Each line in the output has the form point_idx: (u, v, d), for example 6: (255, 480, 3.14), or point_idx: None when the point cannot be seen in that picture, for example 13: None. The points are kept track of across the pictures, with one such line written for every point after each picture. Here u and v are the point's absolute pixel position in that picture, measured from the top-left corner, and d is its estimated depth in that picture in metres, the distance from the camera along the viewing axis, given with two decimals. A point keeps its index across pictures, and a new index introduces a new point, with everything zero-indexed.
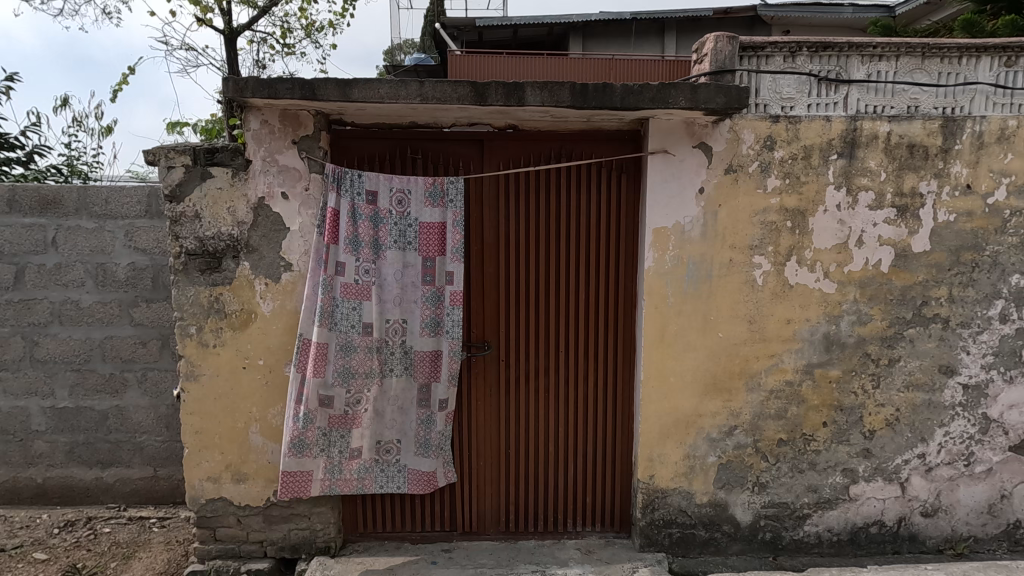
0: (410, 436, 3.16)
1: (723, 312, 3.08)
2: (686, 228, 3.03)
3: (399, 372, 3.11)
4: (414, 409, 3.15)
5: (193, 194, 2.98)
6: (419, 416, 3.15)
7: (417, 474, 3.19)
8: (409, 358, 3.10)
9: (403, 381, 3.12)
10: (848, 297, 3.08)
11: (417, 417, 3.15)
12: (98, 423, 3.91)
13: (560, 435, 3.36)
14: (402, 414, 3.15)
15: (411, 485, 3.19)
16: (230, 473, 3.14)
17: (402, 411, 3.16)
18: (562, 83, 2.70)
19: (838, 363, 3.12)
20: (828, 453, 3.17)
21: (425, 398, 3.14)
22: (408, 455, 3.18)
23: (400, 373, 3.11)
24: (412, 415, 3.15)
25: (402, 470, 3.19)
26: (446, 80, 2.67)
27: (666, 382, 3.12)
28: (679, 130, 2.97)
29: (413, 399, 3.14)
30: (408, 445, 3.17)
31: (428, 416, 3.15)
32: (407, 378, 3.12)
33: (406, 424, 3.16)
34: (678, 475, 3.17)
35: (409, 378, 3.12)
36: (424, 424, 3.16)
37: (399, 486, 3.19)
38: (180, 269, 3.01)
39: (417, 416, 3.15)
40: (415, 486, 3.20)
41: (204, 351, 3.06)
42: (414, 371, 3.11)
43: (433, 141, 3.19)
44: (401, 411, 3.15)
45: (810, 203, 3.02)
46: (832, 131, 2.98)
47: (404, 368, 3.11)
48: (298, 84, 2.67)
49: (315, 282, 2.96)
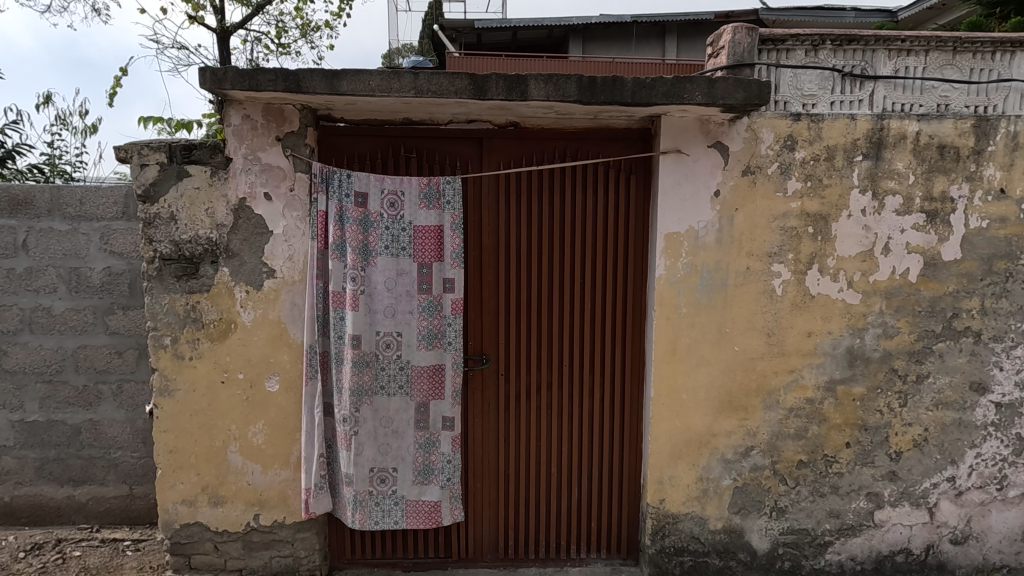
0: (408, 462, 2.93)
1: (738, 324, 2.86)
2: (700, 233, 2.81)
3: (395, 390, 2.88)
4: (413, 431, 2.92)
5: (168, 194, 2.75)
6: (417, 439, 2.93)
7: (417, 505, 2.96)
8: (407, 373, 2.88)
9: (398, 400, 2.89)
10: (873, 309, 2.87)
11: (416, 440, 2.92)
12: (71, 438, 3.68)
13: (563, 454, 3.13)
14: (398, 439, 2.91)
15: (410, 518, 2.96)
16: (207, 496, 2.91)
17: (398, 435, 2.91)
18: (569, 76, 2.49)
19: (862, 379, 2.90)
20: (851, 476, 2.95)
21: (424, 419, 2.92)
22: (405, 485, 2.94)
23: (395, 391, 2.88)
24: (409, 439, 2.92)
25: (400, 502, 2.95)
26: (443, 72, 2.46)
27: (679, 399, 2.90)
28: (693, 128, 2.76)
29: (410, 419, 2.91)
30: (406, 473, 2.93)
31: (427, 439, 2.93)
32: (404, 398, 2.89)
33: (404, 449, 2.92)
34: (690, 499, 2.95)
35: (405, 397, 2.90)
36: (424, 447, 2.94)
37: (397, 520, 2.95)
38: (154, 275, 2.78)
39: (416, 439, 2.92)
40: (415, 520, 2.96)
41: (179, 364, 2.83)
42: (412, 389, 2.89)
43: (429, 139, 2.97)
44: (396, 434, 2.91)
45: (833, 207, 2.81)
46: (857, 130, 2.77)
47: (401, 387, 2.88)
48: (281, 76, 2.46)
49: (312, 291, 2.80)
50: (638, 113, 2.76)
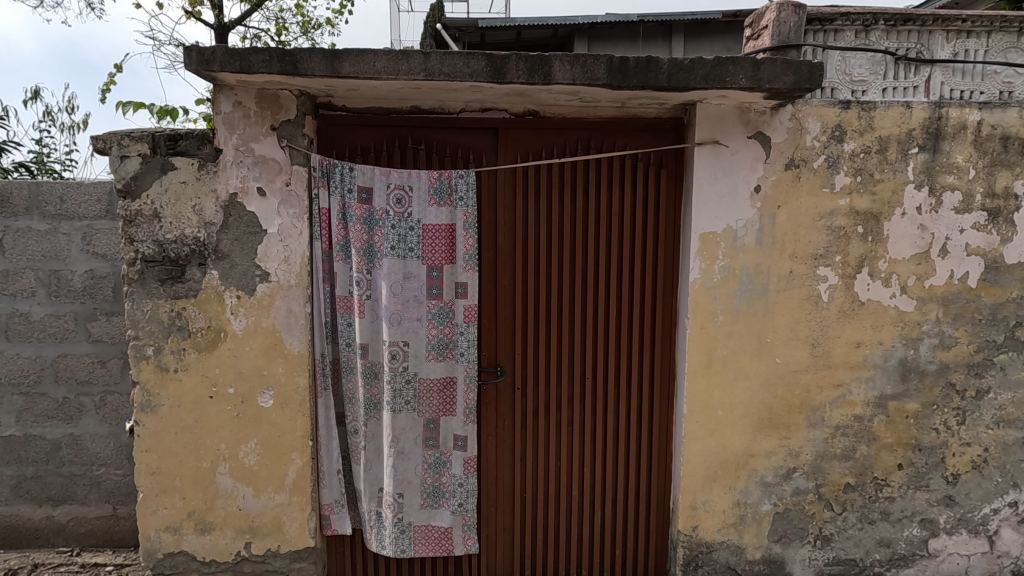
0: (415, 486, 2.69)
1: (781, 333, 2.59)
2: (739, 233, 2.54)
3: (401, 407, 2.62)
4: (420, 450, 2.68)
5: (151, 189, 2.49)
6: (426, 458, 2.69)
7: (427, 531, 2.73)
8: (414, 388, 2.64)
9: (406, 417, 2.64)
10: (929, 317, 2.60)
11: (423, 460, 2.68)
12: (50, 454, 3.41)
13: (585, 476, 2.85)
14: (405, 460, 2.66)
15: (419, 546, 2.73)
16: (193, 522, 2.63)
17: (405, 456, 2.66)
18: (597, 57, 2.22)
19: (916, 395, 2.63)
20: (903, 501, 2.68)
21: (433, 437, 2.68)
22: (413, 510, 2.70)
23: (402, 407, 2.62)
24: (416, 459, 2.68)
25: (406, 529, 2.71)
26: (456, 53, 2.20)
27: (713, 417, 2.63)
28: (731, 116, 2.50)
29: (418, 438, 2.67)
30: (413, 498, 2.69)
31: (437, 459, 2.70)
32: (411, 415, 2.64)
33: (411, 471, 2.68)
34: (726, 525, 2.67)
35: (412, 413, 2.65)
36: (434, 468, 2.70)
37: (404, 548, 2.71)
38: (136, 278, 2.51)
39: (424, 459, 2.68)
40: (423, 547, 2.73)
41: (163, 376, 2.56)
42: (419, 405, 2.65)
43: (440, 129, 2.72)
44: (403, 455, 2.65)
45: (885, 205, 2.54)
46: (913, 119, 2.50)
47: (408, 403, 2.63)
48: (277, 56, 2.20)
49: (319, 294, 2.62)
50: (671, 100, 2.50)
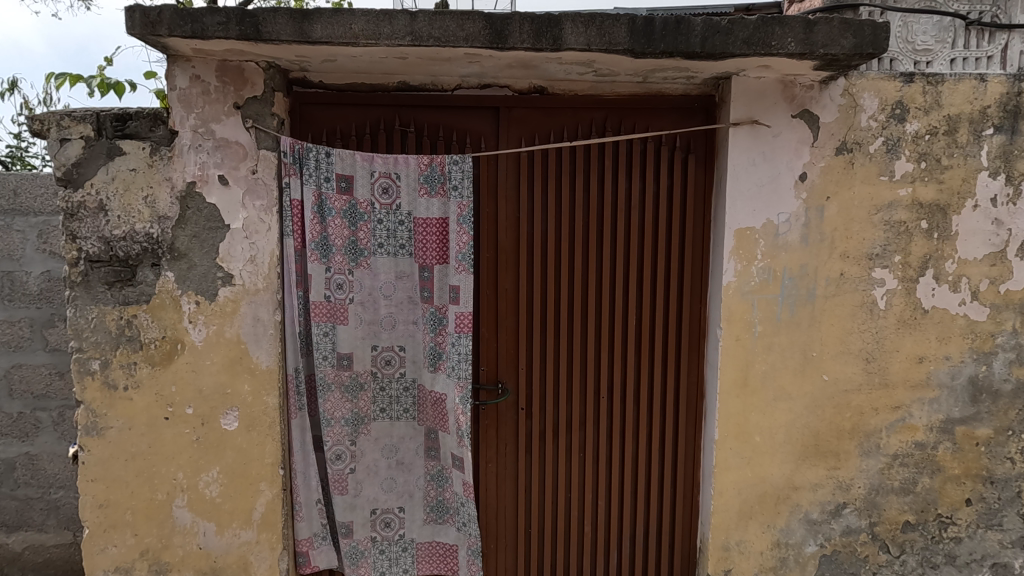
0: (417, 499, 2.43)
1: (830, 345, 2.22)
2: (781, 229, 2.17)
3: (398, 415, 2.38)
4: (421, 461, 2.41)
5: (96, 177, 2.13)
6: (428, 470, 2.41)
7: (431, 548, 2.45)
8: (412, 395, 2.38)
9: (401, 427, 2.39)
10: (1005, 327, 2.21)
11: (425, 472, 2.41)
12: (3, 475, 3.07)
13: (598, 509, 2.49)
14: (405, 471, 2.41)
15: (421, 565, 2.44)
16: (146, 562, 2.27)
17: (405, 468, 2.41)
18: (617, 17, 1.86)
19: (988, 419, 2.25)
20: (972, 541, 2.29)
21: (435, 448, 2.39)
22: (416, 526, 2.43)
23: (399, 416, 2.38)
24: (417, 471, 2.41)
25: (408, 548, 2.43)
26: (448, 12, 1.85)
27: (750, 443, 2.26)
28: (773, 92, 2.13)
29: (418, 448, 2.40)
30: (414, 513, 2.43)
31: (439, 472, 2.40)
32: (409, 423, 2.39)
33: (413, 483, 2.42)
34: (764, 570, 2.29)
35: (411, 422, 2.40)
36: (436, 481, 2.41)
37: (405, 569, 2.44)
38: (79, 281, 2.15)
39: (425, 471, 2.41)
40: (426, 564, 2.45)
41: (112, 395, 2.21)
42: (419, 413, 2.39)
43: (433, 109, 2.36)
44: (402, 466, 2.41)
45: (954, 195, 2.16)
46: (987, 95, 2.12)
47: (406, 411, 2.39)
48: (235, 17, 1.84)
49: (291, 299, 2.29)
50: (701, 73, 2.13)
